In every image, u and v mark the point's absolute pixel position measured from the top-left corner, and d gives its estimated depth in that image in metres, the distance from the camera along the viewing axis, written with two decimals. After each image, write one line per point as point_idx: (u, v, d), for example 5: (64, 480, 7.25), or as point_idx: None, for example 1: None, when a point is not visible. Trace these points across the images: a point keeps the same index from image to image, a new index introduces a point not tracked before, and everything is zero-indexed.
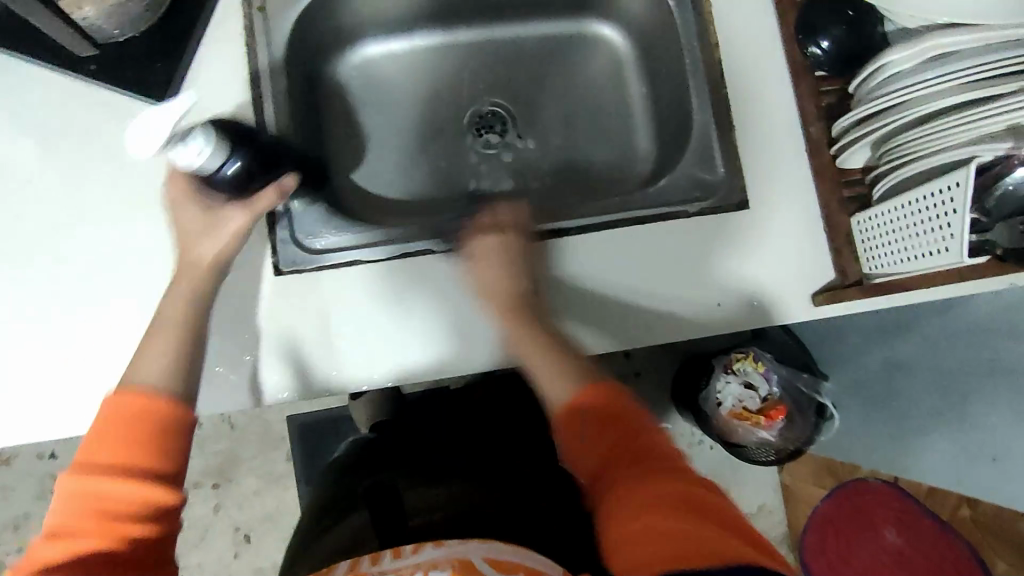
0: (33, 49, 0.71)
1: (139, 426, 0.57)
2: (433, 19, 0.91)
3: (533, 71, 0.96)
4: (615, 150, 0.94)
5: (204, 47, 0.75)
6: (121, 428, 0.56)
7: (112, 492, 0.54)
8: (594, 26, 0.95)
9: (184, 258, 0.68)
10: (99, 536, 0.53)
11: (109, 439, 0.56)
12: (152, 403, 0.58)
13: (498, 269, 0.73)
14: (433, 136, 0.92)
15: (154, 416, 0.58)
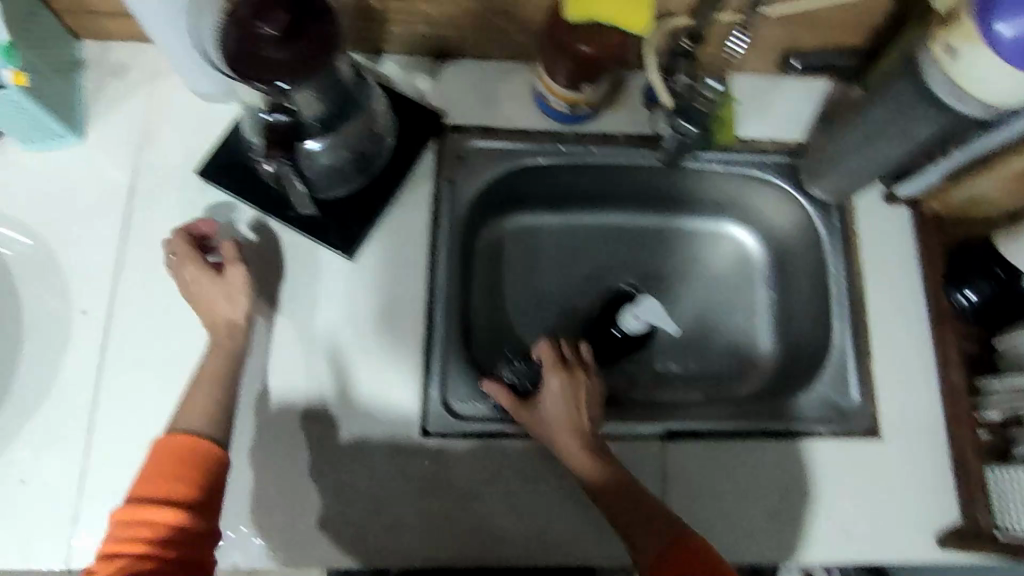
0: (248, 192, 0.78)
1: (194, 471, 0.62)
2: (586, 200, 0.97)
3: (669, 259, 1.01)
4: (739, 347, 0.97)
5: (395, 209, 0.81)
6: (168, 460, 0.62)
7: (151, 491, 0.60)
8: (731, 228, 1.00)
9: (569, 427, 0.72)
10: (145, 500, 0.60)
11: (151, 469, 0.62)
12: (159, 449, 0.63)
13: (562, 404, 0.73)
14: (567, 307, 0.96)
15: (192, 451, 0.63)
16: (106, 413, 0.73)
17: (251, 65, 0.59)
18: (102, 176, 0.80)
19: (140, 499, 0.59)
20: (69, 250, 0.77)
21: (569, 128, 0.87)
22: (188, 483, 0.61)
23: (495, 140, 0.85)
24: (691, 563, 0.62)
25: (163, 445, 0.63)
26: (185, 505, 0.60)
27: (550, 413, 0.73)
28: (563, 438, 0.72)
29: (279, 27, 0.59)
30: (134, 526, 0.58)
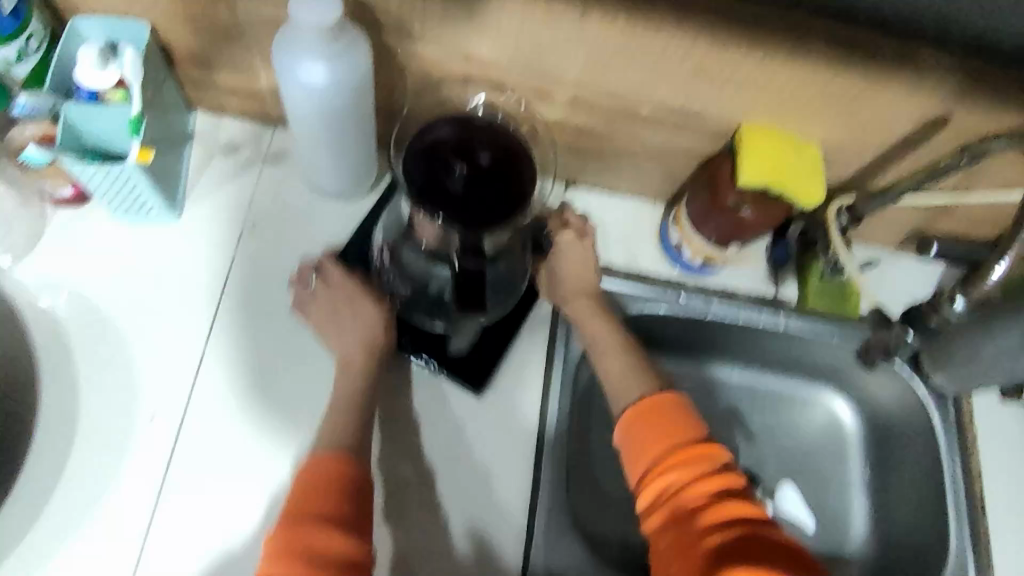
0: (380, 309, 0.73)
1: (337, 489, 0.58)
2: (685, 347, 0.92)
3: (761, 420, 0.94)
4: (833, 527, 0.89)
5: (520, 344, 0.76)
6: (313, 484, 0.58)
7: (314, 539, 0.55)
8: (827, 395, 0.95)
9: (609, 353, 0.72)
10: (314, 545, 0.55)
11: (295, 494, 0.58)
12: (325, 467, 0.59)
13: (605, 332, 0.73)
14: None
15: (332, 473, 0.59)
16: (162, 546, 0.63)
17: (428, 181, 0.59)
18: (196, 263, 0.73)
19: (293, 521, 0.55)
20: (150, 348, 0.69)
21: (690, 278, 0.83)
22: (337, 500, 0.57)
23: (617, 281, 0.80)
24: (665, 419, 0.65)
25: (308, 465, 0.59)
26: (345, 526, 0.56)
27: (565, 268, 0.76)
28: (592, 326, 0.73)
29: (479, 163, 0.59)
30: (288, 556, 0.54)
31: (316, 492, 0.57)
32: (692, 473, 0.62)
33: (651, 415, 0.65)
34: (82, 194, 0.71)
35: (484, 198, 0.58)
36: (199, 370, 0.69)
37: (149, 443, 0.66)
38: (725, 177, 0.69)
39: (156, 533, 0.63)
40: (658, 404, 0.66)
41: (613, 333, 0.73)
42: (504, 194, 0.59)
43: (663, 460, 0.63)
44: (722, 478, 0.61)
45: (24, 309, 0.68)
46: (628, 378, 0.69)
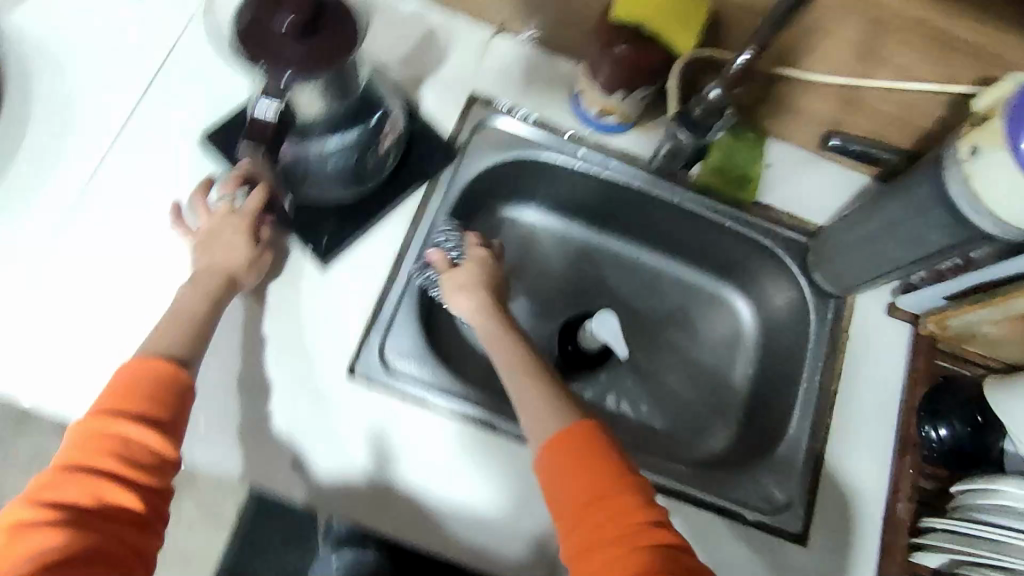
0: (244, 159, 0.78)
1: (155, 387, 0.61)
2: (597, 219, 0.96)
3: (662, 305, 0.97)
4: (701, 411, 0.92)
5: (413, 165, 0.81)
6: (126, 380, 0.61)
7: (130, 440, 0.58)
8: (733, 297, 0.97)
9: (496, 353, 0.71)
10: (116, 457, 0.57)
11: (113, 388, 0.60)
12: (145, 359, 0.62)
13: (495, 339, 0.72)
14: (545, 313, 0.94)
15: (158, 366, 0.62)
16: (66, 249, 0.75)
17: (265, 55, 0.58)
18: (147, 39, 0.83)
19: (108, 414, 0.59)
20: (93, 95, 0.80)
21: (595, 134, 0.86)
22: (154, 402, 0.60)
23: (518, 122, 0.85)
24: (580, 449, 0.61)
25: (132, 363, 0.62)
26: (160, 425, 0.60)
27: (464, 276, 0.76)
28: (490, 327, 0.73)
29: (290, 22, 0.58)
30: (95, 443, 0.57)
31: (126, 398, 0.60)
32: (620, 509, 0.58)
33: (558, 446, 0.61)
34: None
35: (315, 52, 0.59)
36: (129, 123, 0.80)
37: (72, 170, 0.77)
38: (607, 24, 0.76)
39: (62, 241, 0.75)
40: (575, 434, 0.61)
41: (512, 346, 0.71)
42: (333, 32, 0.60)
43: (591, 498, 0.58)
44: (656, 528, 0.57)
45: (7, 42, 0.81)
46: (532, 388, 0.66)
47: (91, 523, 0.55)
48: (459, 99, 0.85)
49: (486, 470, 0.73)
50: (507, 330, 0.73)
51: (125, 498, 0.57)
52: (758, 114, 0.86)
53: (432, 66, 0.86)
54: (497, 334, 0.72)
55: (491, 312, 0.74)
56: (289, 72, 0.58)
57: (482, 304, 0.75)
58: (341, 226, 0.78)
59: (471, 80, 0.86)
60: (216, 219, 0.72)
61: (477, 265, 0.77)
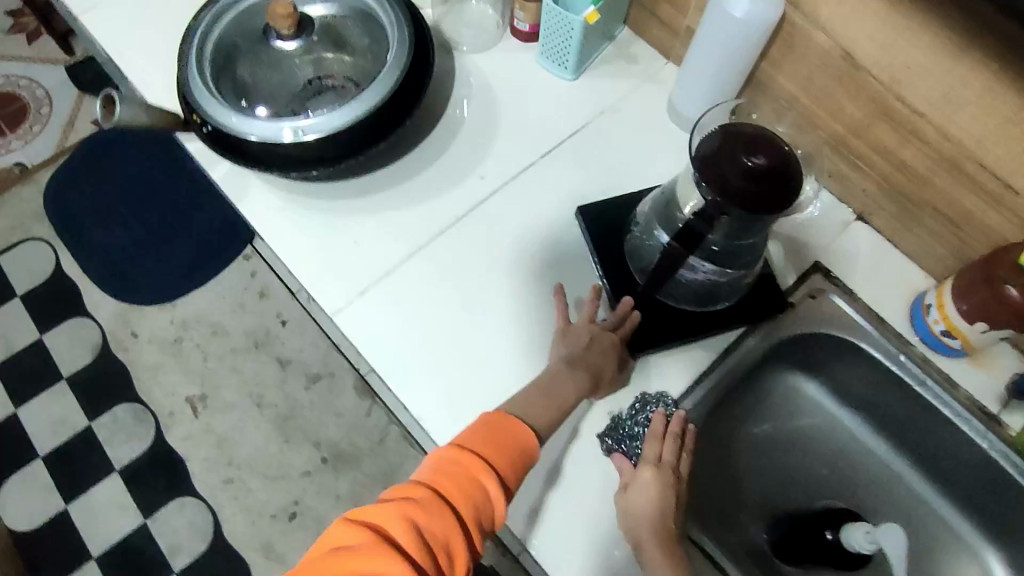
0: (601, 240, 0.88)
1: (513, 451, 0.72)
2: (874, 420, 0.94)
3: (907, 535, 0.91)
4: None
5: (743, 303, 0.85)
6: (492, 432, 0.73)
7: (482, 488, 0.69)
8: (994, 566, 0.88)
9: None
10: (470, 495, 0.68)
11: (486, 435, 0.72)
12: (508, 419, 0.74)
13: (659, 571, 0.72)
14: (785, 487, 0.93)
15: (520, 433, 0.73)
16: (439, 253, 0.90)
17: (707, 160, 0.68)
18: (565, 110, 0.97)
19: (477, 456, 0.70)
20: (505, 141, 0.96)
21: (923, 350, 0.86)
22: (507, 459, 0.72)
23: (848, 307, 0.88)
24: None
25: (497, 417, 0.74)
26: (504, 487, 0.71)
27: (649, 475, 0.77)
28: (652, 524, 0.74)
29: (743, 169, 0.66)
30: (460, 476, 0.69)
31: (489, 449, 0.71)
32: None
33: None
34: (532, 32, 1.00)
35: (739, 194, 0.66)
36: (525, 171, 0.94)
37: (466, 194, 0.93)
38: (995, 265, 0.75)
39: (438, 245, 0.91)
40: None
41: (665, 559, 0.73)
42: (767, 198, 0.66)
43: None
44: None
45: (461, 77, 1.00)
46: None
47: (444, 556, 0.66)
48: (801, 265, 0.89)
49: None
50: (666, 537, 0.74)
51: (463, 549, 0.67)
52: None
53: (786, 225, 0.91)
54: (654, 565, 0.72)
55: (665, 537, 0.74)
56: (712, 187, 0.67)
57: (650, 526, 0.74)
58: (660, 329, 0.84)
59: (821, 249, 0.90)
60: (586, 328, 0.83)
61: (660, 493, 0.76)
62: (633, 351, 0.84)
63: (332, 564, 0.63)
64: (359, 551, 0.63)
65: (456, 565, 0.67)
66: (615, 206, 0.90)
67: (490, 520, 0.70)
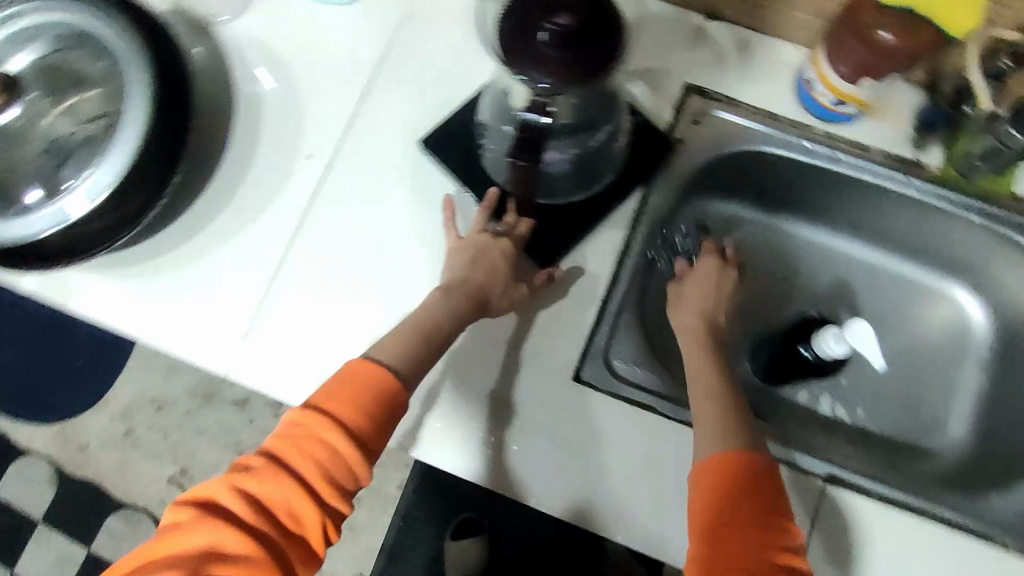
0: (461, 165, 0.78)
1: (369, 400, 0.63)
2: (805, 209, 0.89)
3: (875, 302, 0.90)
4: (926, 419, 0.85)
5: (632, 165, 0.78)
6: (349, 377, 0.64)
7: (325, 444, 0.61)
8: (957, 293, 0.89)
9: (706, 381, 0.69)
10: (314, 460, 0.61)
11: (340, 389, 0.63)
12: (375, 367, 0.64)
13: (710, 369, 0.70)
14: (750, 313, 0.89)
15: (374, 380, 0.64)
16: (303, 255, 0.79)
17: (512, 48, 0.57)
18: (364, 40, 0.84)
19: (321, 414, 0.62)
20: (315, 103, 0.82)
21: (822, 125, 0.80)
22: (364, 412, 0.63)
23: (736, 114, 0.80)
24: (737, 476, 0.60)
25: (356, 365, 0.64)
26: (361, 443, 0.62)
27: (695, 290, 0.77)
28: (696, 349, 0.72)
29: (552, 39, 0.56)
30: (305, 442, 0.61)
31: (340, 399, 0.62)
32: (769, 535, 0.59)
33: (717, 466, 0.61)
34: None
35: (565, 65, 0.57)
36: (352, 127, 0.82)
37: (301, 179, 0.80)
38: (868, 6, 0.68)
39: (297, 247, 0.79)
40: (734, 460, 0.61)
41: (710, 365, 0.70)
42: (595, 56, 0.57)
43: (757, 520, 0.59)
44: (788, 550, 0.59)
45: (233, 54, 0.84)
46: (711, 401, 0.67)
47: (289, 522, 0.60)
48: (674, 93, 0.81)
49: None
50: (708, 351, 0.72)
51: (315, 516, 0.61)
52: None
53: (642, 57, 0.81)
54: (714, 358, 0.71)
55: (710, 347, 0.72)
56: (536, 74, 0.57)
57: (689, 333, 0.74)
58: (562, 230, 0.76)
59: (687, 68, 0.81)
60: (476, 238, 0.73)
61: (710, 308, 0.75)
62: (542, 264, 0.75)
63: (155, 547, 0.58)
64: (186, 526, 0.58)
65: (312, 534, 0.61)
66: (460, 123, 0.79)
67: (345, 481, 0.62)
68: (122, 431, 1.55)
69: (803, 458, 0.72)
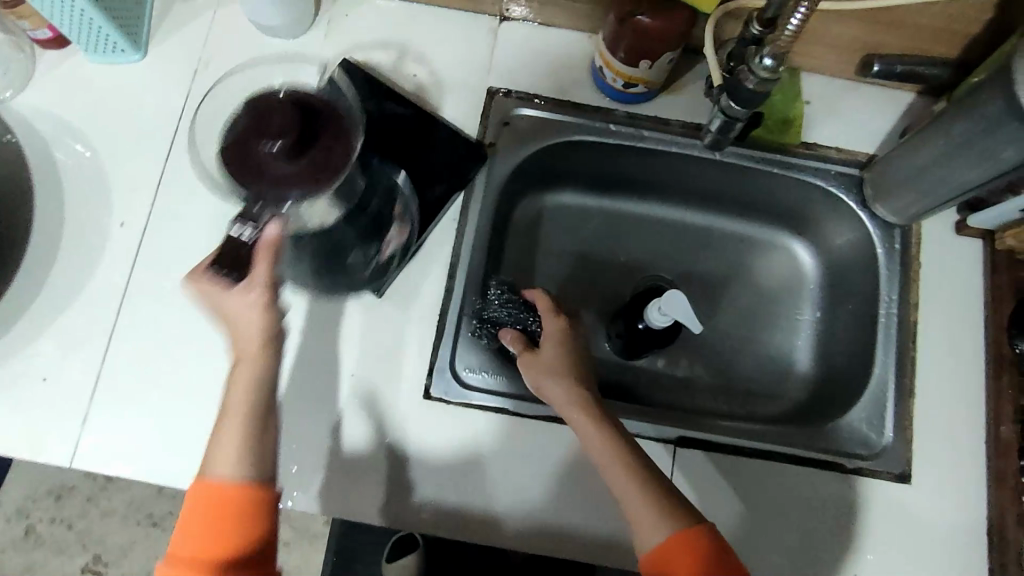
0: None
1: (241, 519, 0.59)
2: (632, 187, 0.93)
3: (714, 260, 0.95)
4: (773, 361, 0.91)
5: (448, 176, 0.79)
6: (207, 505, 0.58)
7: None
8: (782, 238, 0.95)
9: (598, 450, 0.65)
10: None
11: (201, 518, 0.58)
12: (228, 479, 0.59)
13: (597, 431, 0.65)
14: (601, 294, 0.93)
15: (239, 501, 0.59)
16: (131, 326, 0.76)
17: (251, 180, 0.58)
18: (159, 97, 0.81)
19: (188, 560, 0.57)
20: (118, 168, 0.80)
21: (621, 107, 0.84)
22: (239, 533, 0.58)
23: (538, 110, 0.83)
24: (695, 550, 0.57)
25: (204, 488, 0.59)
26: (252, 562, 0.58)
27: (551, 357, 0.71)
28: (588, 429, 0.66)
29: (282, 149, 0.58)
30: None
31: (203, 529, 0.58)
32: None
33: (673, 551, 0.58)
34: (58, 36, 0.80)
35: (311, 168, 0.59)
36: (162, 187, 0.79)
37: (116, 250, 0.78)
38: None
39: (124, 319, 0.76)
40: (686, 538, 0.58)
41: (610, 440, 0.65)
42: (324, 156, 0.59)
43: None
44: None
45: (18, 130, 0.80)
46: (628, 492, 0.62)
47: None
48: (479, 99, 0.83)
49: (579, 463, 0.75)
50: (596, 420, 0.66)
51: None
52: (796, 50, 0.82)
53: (442, 69, 0.83)
54: (592, 412, 0.67)
55: (586, 398, 0.68)
56: (290, 192, 0.58)
57: (558, 390, 0.69)
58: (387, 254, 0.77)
59: (487, 74, 0.83)
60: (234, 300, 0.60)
61: (564, 358, 0.71)
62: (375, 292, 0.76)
63: None
64: None
65: None
66: None
67: (236, 556, 0.57)
68: (18, 532, 1.45)
69: (655, 429, 0.76)
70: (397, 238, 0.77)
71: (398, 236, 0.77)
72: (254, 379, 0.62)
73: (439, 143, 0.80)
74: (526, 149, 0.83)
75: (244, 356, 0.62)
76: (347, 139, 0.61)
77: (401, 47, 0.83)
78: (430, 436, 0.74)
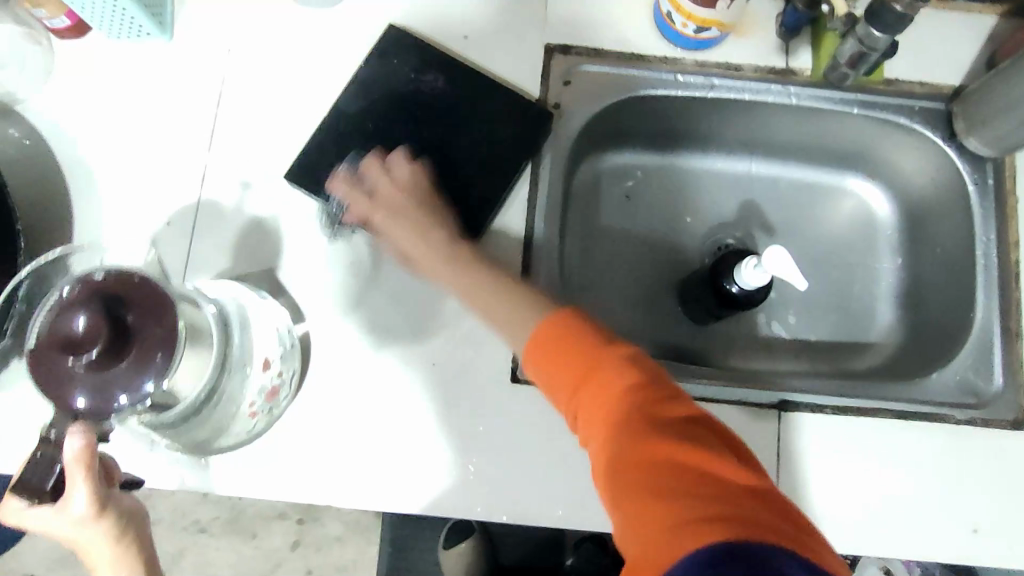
0: (332, 190, 0.71)
1: None
2: (694, 140, 0.88)
3: (784, 211, 0.91)
4: (855, 313, 0.87)
5: (515, 142, 0.73)
6: None
7: None
8: (854, 182, 0.90)
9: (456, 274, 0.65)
10: None
11: None
12: None
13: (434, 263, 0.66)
14: (669, 256, 0.88)
15: None
16: None
17: (61, 395, 0.50)
18: (190, 81, 0.75)
19: None
20: (153, 161, 0.73)
21: (689, 55, 0.78)
22: None
23: (599, 65, 0.77)
24: (562, 332, 0.56)
25: None
26: None
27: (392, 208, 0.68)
28: (416, 242, 0.67)
29: (91, 357, 0.49)
30: None
31: None
32: (609, 376, 0.53)
33: (543, 335, 0.56)
34: (77, 22, 0.74)
35: (130, 369, 0.50)
36: (204, 178, 0.73)
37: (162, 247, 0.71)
38: None
39: None
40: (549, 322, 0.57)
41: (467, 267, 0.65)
42: (139, 358, 0.51)
43: (572, 361, 0.54)
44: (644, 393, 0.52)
45: (41, 128, 0.73)
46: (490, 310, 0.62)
47: None
48: (537, 56, 0.77)
49: None
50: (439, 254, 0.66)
51: None
52: None
53: (493, 28, 0.77)
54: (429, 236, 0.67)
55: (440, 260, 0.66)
56: (109, 404, 0.50)
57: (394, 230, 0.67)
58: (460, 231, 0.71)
59: (543, 30, 0.77)
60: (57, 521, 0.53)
61: (394, 210, 0.67)
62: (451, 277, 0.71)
63: None
64: None
65: None
66: (324, 143, 0.72)
67: None
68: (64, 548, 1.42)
69: (752, 394, 0.72)
70: (270, 370, 0.65)
71: (269, 394, 0.65)
72: (133, 558, 0.56)
73: (502, 108, 0.74)
74: (590, 107, 0.78)
75: (104, 557, 0.56)
76: (170, 339, 0.52)
77: (448, 6, 0.77)
78: (445, 454, 0.68)
